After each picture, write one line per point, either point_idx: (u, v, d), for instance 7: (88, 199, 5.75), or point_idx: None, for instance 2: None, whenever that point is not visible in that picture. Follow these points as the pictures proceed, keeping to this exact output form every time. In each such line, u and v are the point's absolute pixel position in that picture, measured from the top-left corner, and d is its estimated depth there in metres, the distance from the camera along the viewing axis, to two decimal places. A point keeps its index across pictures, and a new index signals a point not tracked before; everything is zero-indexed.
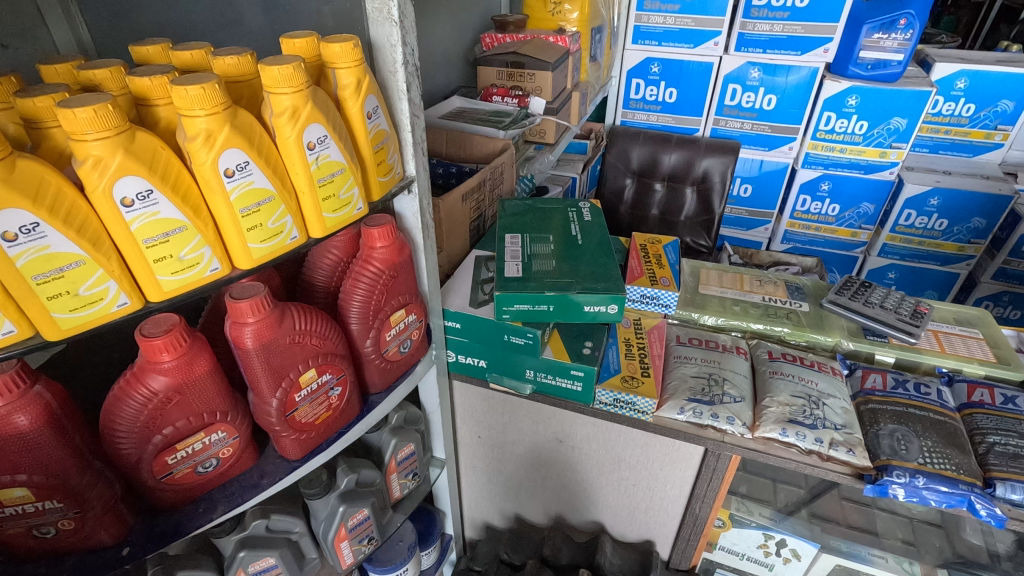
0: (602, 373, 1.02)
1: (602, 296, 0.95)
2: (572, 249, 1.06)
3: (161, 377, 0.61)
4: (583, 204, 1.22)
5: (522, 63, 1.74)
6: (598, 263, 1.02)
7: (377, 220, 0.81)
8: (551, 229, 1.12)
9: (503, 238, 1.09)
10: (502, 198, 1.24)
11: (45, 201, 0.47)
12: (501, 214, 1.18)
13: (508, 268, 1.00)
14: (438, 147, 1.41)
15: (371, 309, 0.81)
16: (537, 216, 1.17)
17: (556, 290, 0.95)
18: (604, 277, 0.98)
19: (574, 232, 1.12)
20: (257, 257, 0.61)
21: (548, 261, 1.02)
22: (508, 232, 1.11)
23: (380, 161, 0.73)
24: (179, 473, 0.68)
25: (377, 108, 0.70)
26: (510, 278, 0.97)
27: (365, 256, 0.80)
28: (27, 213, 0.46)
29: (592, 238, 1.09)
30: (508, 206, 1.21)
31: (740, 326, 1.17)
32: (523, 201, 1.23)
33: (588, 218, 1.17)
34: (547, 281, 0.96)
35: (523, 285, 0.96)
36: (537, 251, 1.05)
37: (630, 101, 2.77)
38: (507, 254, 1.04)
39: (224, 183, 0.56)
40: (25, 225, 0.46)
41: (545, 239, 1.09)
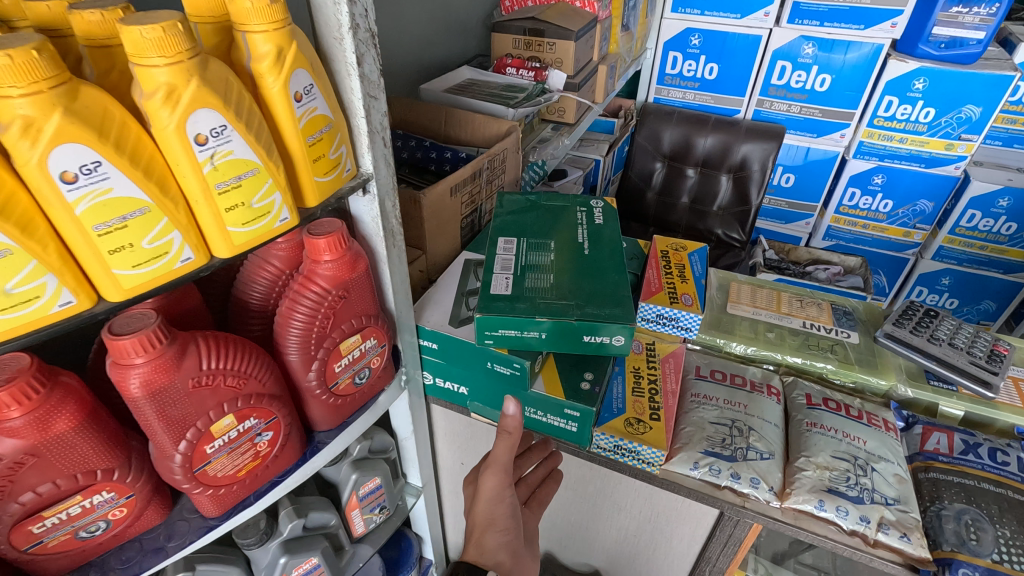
0: (603, 413, 0.86)
1: (606, 325, 0.77)
2: (576, 261, 0.88)
3: (7, 438, 0.47)
4: (597, 202, 1.03)
5: (541, 30, 1.53)
6: (606, 281, 0.84)
7: (324, 228, 0.65)
8: (554, 233, 0.94)
9: (496, 242, 0.91)
10: (502, 191, 1.07)
11: None
12: (497, 210, 1.00)
13: (496, 283, 0.83)
14: (436, 126, 1.23)
15: (313, 337, 0.66)
16: (540, 214, 0.99)
17: (550, 315, 0.77)
18: (611, 301, 0.80)
19: (581, 238, 0.93)
20: (130, 286, 0.46)
21: (546, 276, 0.84)
22: (502, 234, 0.94)
23: (319, 156, 0.56)
24: (54, 542, 0.54)
25: (312, 86, 0.53)
26: (496, 297, 0.80)
27: (307, 272, 0.65)
28: None
29: (602, 247, 0.91)
30: (508, 200, 1.03)
31: (773, 359, 0.98)
32: (525, 194, 1.05)
33: (601, 220, 0.98)
34: (541, 303, 0.79)
35: (511, 306, 0.79)
36: (534, 262, 0.87)
37: (665, 76, 2.51)
38: (497, 264, 0.87)
39: (63, 191, 0.40)
40: None
41: (545, 246, 0.91)
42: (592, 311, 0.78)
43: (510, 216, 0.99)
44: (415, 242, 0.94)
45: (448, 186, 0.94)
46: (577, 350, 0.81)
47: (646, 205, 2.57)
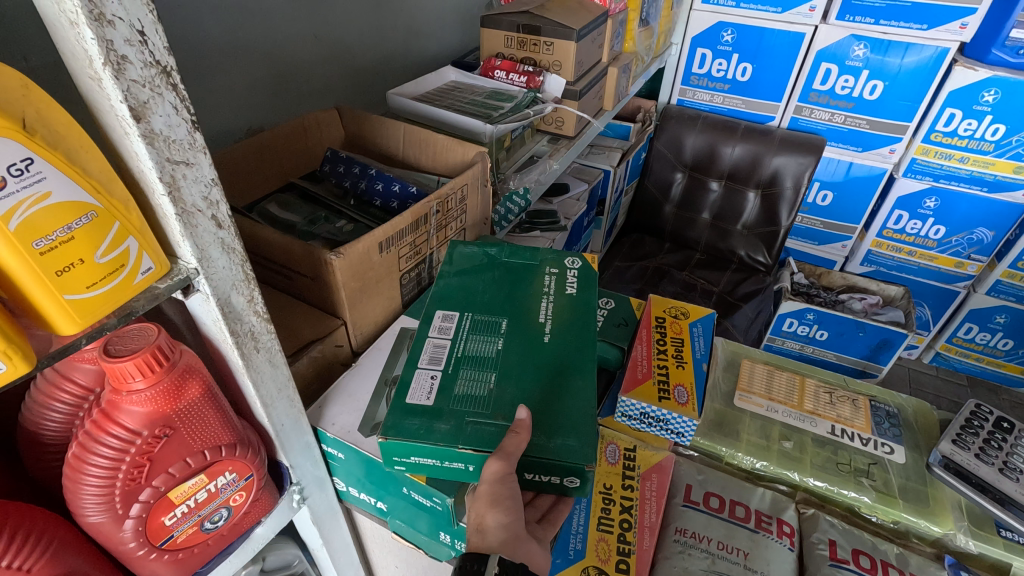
0: (554, 558, 0.65)
1: (556, 463, 0.56)
2: (532, 356, 0.66)
3: None
4: (574, 260, 0.81)
5: (536, 27, 1.29)
6: (565, 389, 0.62)
7: (130, 343, 0.45)
8: (510, 308, 0.72)
9: (430, 319, 0.70)
10: (455, 239, 0.85)
11: None
12: (443, 268, 0.78)
13: (416, 386, 0.62)
14: (394, 148, 1.03)
15: (119, 492, 0.47)
16: (498, 277, 0.77)
17: (478, 446, 0.56)
18: (567, 425, 0.59)
19: (544, 316, 0.72)
20: None
21: (486, 377, 0.63)
22: (441, 307, 0.72)
23: (71, 263, 0.35)
24: None
25: (31, 160, 0.32)
26: (411, 410, 0.60)
27: (107, 404, 0.45)
28: None
29: (569, 332, 0.69)
30: (461, 254, 0.81)
31: (789, 480, 0.76)
32: (484, 244, 0.83)
33: (576, 289, 0.76)
34: (469, 425, 0.58)
35: (429, 428, 0.58)
36: (475, 353, 0.66)
37: (691, 76, 2.24)
38: (424, 354, 0.66)
39: None
40: None
41: (495, 328, 0.70)
42: (537, 442, 0.56)
43: (458, 277, 0.77)
44: (333, 309, 0.74)
45: (376, 240, 0.73)
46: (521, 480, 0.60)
47: (663, 218, 2.32)
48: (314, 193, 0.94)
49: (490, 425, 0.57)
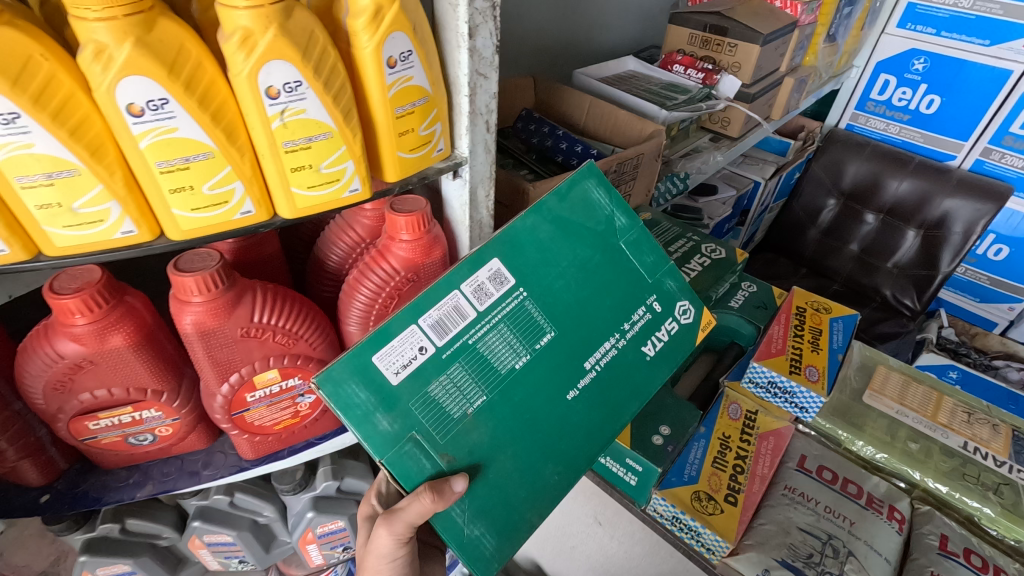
0: (669, 476, 0.75)
1: (449, 543, 0.57)
2: (537, 409, 0.61)
3: (71, 344, 0.50)
4: (685, 314, 0.73)
5: (724, 29, 1.35)
6: (532, 476, 0.60)
7: (408, 205, 0.61)
8: (570, 323, 0.64)
9: (478, 266, 0.58)
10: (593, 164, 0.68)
11: (28, 88, 0.37)
12: (550, 200, 0.64)
13: (395, 350, 0.53)
14: (576, 118, 1.16)
15: (375, 314, 0.63)
16: (592, 262, 0.66)
17: (401, 474, 0.54)
18: (496, 521, 0.58)
19: (592, 363, 0.65)
20: (188, 228, 0.45)
21: (473, 396, 0.57)
22: (502, 257, 0.60)
23: (407, 130, 0.51)
24: (107, 438, 0.60)
25: (411, 52, 0.48)
26: (368, 381, 0.53)
27: (383, 247, 0.62)
28: (6, 100, 0.36)
29: (604, 391, 0.66)
30: (577, 196, 0.66)
31: (908, 477, 0.78)
32: (619, 207, 0.69)
33: (652, 354, 0.70)
34: (408, 443, 0.54)
35: (370, 420, 0.52)
36: (487, 354, 0.58)
37: (867, 102, 2.15)
38: (434, 312, 0.56)
39: (129, 123, 0.39)
40: (2, 114, 0.36)
41: (534, 339, 0.61)
42: (452, 515, 0.56)
43: (550, 227, 0.64)
44: None
45: None
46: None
47: (805, 243, 2.25)
48: (505, 144, 1.10)
49: (428, 463, 0.54)
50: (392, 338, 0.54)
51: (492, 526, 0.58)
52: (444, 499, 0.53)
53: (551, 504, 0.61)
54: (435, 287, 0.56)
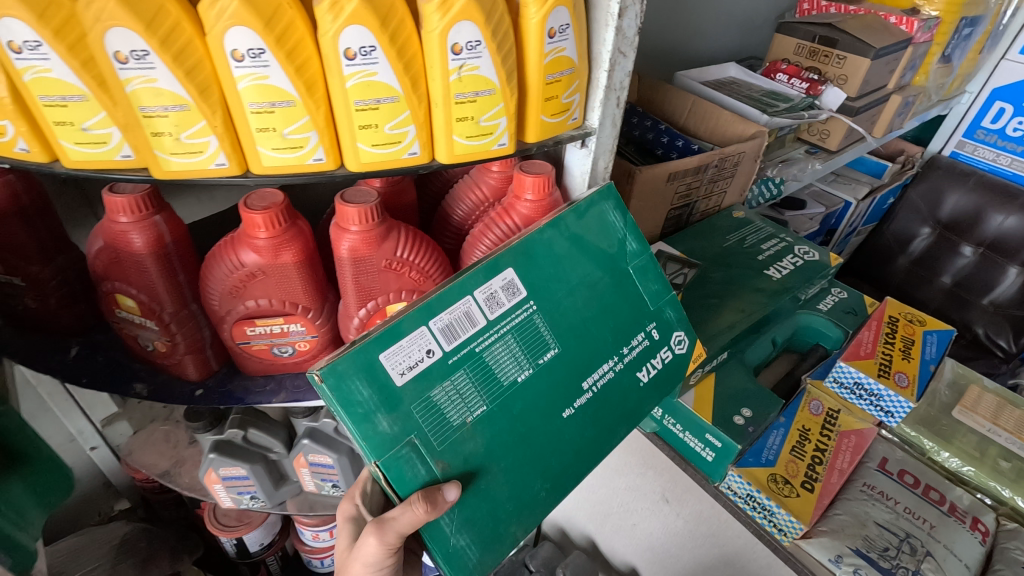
0: (747, 456, 0.78)
1: (433, 550, 0.57)
2: (532, 423, 0.62)
3: (252, 254, 0.59)
4: (680, 344, 0.74)
5: (834, 40, 1.35)
6: (521, 490, 0.61)
7: (535, 169, 0.67)
8: (572, 342, 0.65)
9: (492, 276, 0.60)
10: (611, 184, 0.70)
11: (275, 29, 0.45)
12: (565, 217, 0.65)
13: (405, 350, 0.54)
14: (677, 116, 1.18)
15: None
16: (599, 284, 0.67)
17: (393, 477, 0.54)
18: (482, 532, 0.58)
19: (588, 384, 0.66)
20: (365, 162, 0.53)
21: (473, 404, 0.57)
22: (515, 268, 0.61)
23: (552, 96, 0.57)
24: (257, 346, 0.69)
25: (568, 26, 0.54)
26: (374, 380, 0.52)
27: (508, 204, 0.68)
28: (257, 37, 0.45)
29: (596, 413, 0.66)
30: (591, 218, 0.68)
31: (995, 493, 0.78)
32: (631, 232, 0.70)
33: (644, 381, 0.71)
34: (406, 446, 0.54)
35: (371, 419, 0.52)
36: (490, 364, 0.59)
37: (976, 130, 2.05)
38: (445, 318, 0.56)
39: (342, 65, 0.47)
40: (253, 49, 0.45)
41: (536, 353, 0.62)
42: (440, 522, 0.56)
43: (564, 243, 0.65)
44: None
45: (668, 170, 0.90)
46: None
47: (892, 271, 2.17)
48: None
49: (422, 468, 0.54)
50: (402, 338, 0.54)
51: (476, 536, 0.58)
52: (436, 507, 0.53)
53: (535, 520, 0.61)
54: (448, 291, 0.57)
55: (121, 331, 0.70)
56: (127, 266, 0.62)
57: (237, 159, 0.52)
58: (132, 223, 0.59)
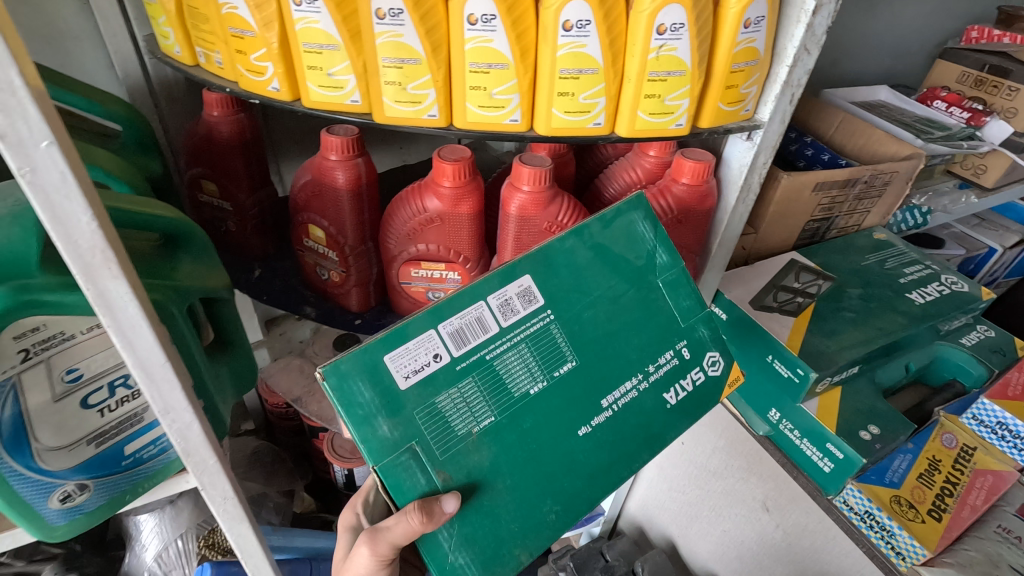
0: (869, 473, 0.77)
1: (431, 566, 0.55)
2: (545, 440, 0.58)
3: (435, 200, 0.67)
4: (713, 364, 0.68)
5: (1005, 70, 1.28)
6: (529, 510, 0.57)
7: (695, 156, 0.70)
8: (592, 356, 0.61)
9: (507, 281, 0.57)
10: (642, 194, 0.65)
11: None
12: (590, 224, 0.61)
13: (410, 354, 0.52)
14: (823, 130, 1.15)
15: None
16: (625, 298, 0.63)
17: (393, 483, 0.53)
18: (484, 550, 0.56)
19: (609, 402, 0.61)
20: (555, 127, 0.59)
21: (480, 415, 0.55)
22: (532, 274, 0.58)
23: (733, 85, 0.60)
24: (415, 288, 0.77)
25: (763, 19, 0.57)
26: (376, 381, 0.52)
27: (663, 187, 0.72)
28: (493, 4, 0.52)
29: (615, 437, 0.62)
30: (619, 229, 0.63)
31: None
32: (664, 243, 0.65)
33: (672, 403, 0.65)
34: (406, 453, 0.52)
35: (370, 423, 0.51)
36: (502, 373, 0.56)
37: None
38: (456, 323, 0.55)
39: (558, 35, 0.53)
40: (486, 15, 0.52)
41: (553, 365, 0.59)
42: (440, 534, 0.54)
43: (588, 253, 0.61)
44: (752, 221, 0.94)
45: (816, 180, 0.87)
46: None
47: None
48: None
49: (421, 477, 0.53)
50: (408, 340, 0.53)
51: (479, 554, 0.56)
52: (432, 519, 0.52)
53: (542, 544, 0.58)
54: (460, 295, 0.55)
55: (303, 259, 0.81)
56: (327, 200, 0.72)
57: (445, 113, 0.60)
58: (340, 162, 0.69)
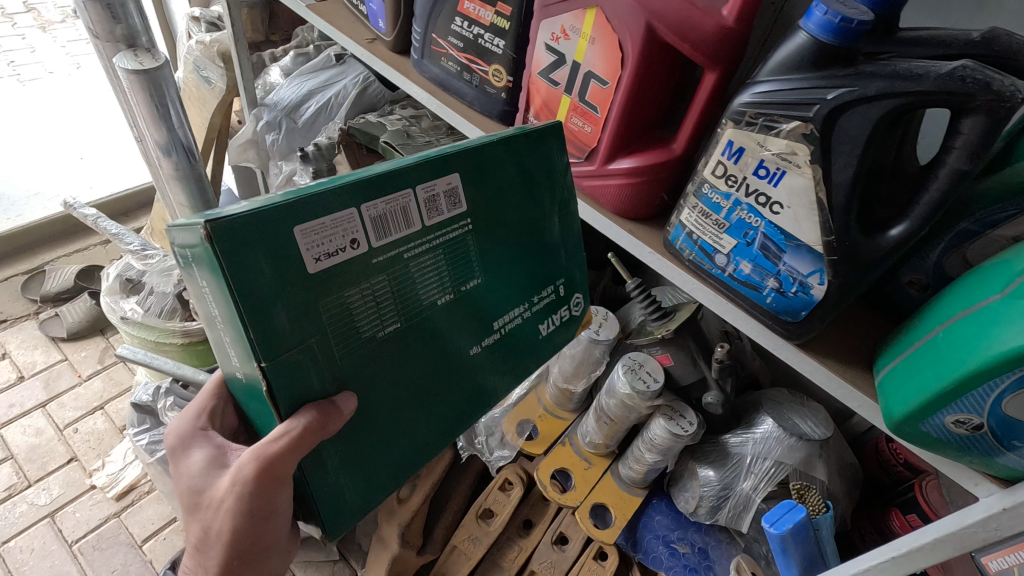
0: None
1: (315, 490, 0.59)
2: (433, 356, 0.63)
3: None
4: (576, 306, 0.81)
5: None
6: (415, 422, 0.64)
7: None
8: (493, 273, 0.66)
9: (440, 175, 0.58)
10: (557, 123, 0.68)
11: None
12: (518, 133, 0.65)
13: (325, 231, 0.51)
14: None
15: None
16: (535, 223, 0.69)
17: (276, 393, 0.53)
18: (360, 458, 0.61)
19: (500, 324, 0.70)
20: None
21: (387, 320, 0.58)
22: (461, 172, 0.60)
23: None
24: None
25: None
26: (280, 254, 0.49)
27: None
28: None
29: (499, 364, 0.71)
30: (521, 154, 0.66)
31: None
32: (568, 175, 0.71)
33: (545, 330, 0.77)
34: (303, 349, 0.52)
35: (268, 311, 0.49)
36: (417, 273, 0.58)
37: None
38: (381, 206, 0.54)
39: None
40: None
41: (462, 280, 0.63)
42: (324, 455, 0.58)
43: (515, 168, 0.65)
44: None
45: None
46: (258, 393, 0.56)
47: None
48: None
49: (314, 379, 0.54)
50: (326, 216, 0.51)
51: (366, 469, 0.62)
52: (328, 417, 0.54)
53: (421, 452, 0.67)
54: (393, 179, 0.54)
55: None
56: None
57: None
58: None
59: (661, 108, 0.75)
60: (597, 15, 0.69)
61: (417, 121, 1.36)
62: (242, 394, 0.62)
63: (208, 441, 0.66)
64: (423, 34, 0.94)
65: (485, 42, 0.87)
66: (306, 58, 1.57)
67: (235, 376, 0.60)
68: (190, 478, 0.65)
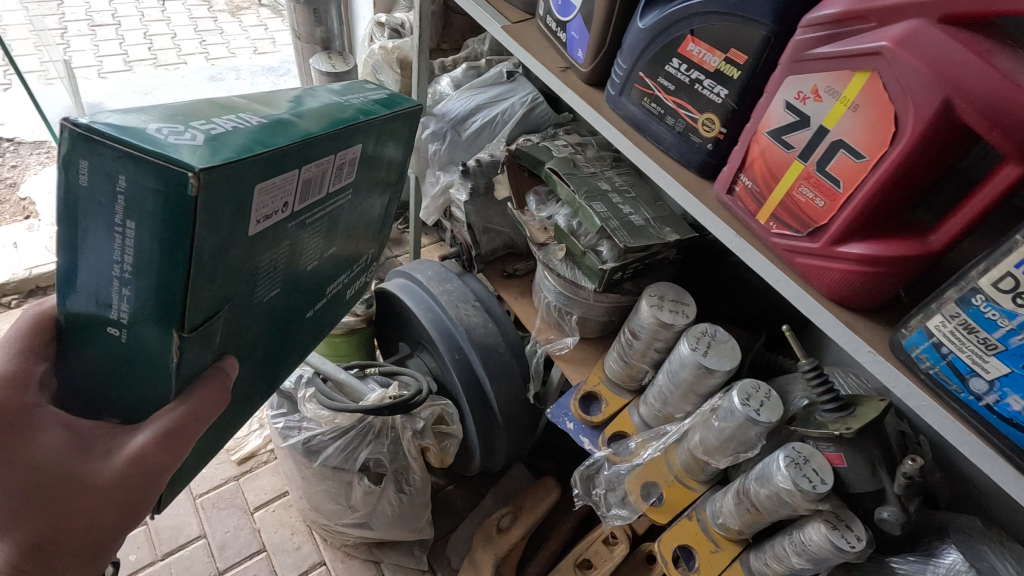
0: None
1: None
2: (286, 308, 0.73)
3: None
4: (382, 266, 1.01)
5: None
6: (259, 367, 0.77)
7: None
8: (341, 242, 0.78)
9: (351, 147, 0.65)
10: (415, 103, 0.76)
11: None
12: (390, 110, 0.71)
13: (274, 192, 0.55)
14: None
15: None
16: (374, 201, 0.80)
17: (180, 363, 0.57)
18: None
19: (330, 291, 0.84)
20: None
21: (271, 285, 0.66)
22: (360, 144, 0.67)
23: None
24: None
25: None
26: (240, 209, 0.52)
27: None
28: None
29: (316, 332, 0.88)
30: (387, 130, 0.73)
31: None
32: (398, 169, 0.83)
33: (353, 291, 0.96)
34: (217, 315, 0.58)
35: (207, 275, 0.53)
36: (302, 238, 0.67)
37: None
38: (311, 173, 0.59)
39: None
40: None
41: (324, 249, 0.74)
42: None
43: (379, 151, 0.73)
44: None
45: None
46: (151, 358, 0.57)
47: None
48: None
49: (207, 345, 0.60)
50: (280, 175, 0.55)
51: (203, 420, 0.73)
52: (222, 377, 0.64)
53: (247, 406, 0.84)
54: (326, 150, 0.60)
55: None
56: None
57: None
58: None
59: (919, 193, 0.63)
60: (868, 80, 0.60)
61: (583, 149, 1.32)
62: (97, 350, 0.59)
63: (52, 419, 0.57)
64: (629, 70, 0.88)
65: (703, 89, 0.79)
66: (476, 72, 1.59)
67: (104, 328, 0.57)
68: (39, 467, 0.55)
